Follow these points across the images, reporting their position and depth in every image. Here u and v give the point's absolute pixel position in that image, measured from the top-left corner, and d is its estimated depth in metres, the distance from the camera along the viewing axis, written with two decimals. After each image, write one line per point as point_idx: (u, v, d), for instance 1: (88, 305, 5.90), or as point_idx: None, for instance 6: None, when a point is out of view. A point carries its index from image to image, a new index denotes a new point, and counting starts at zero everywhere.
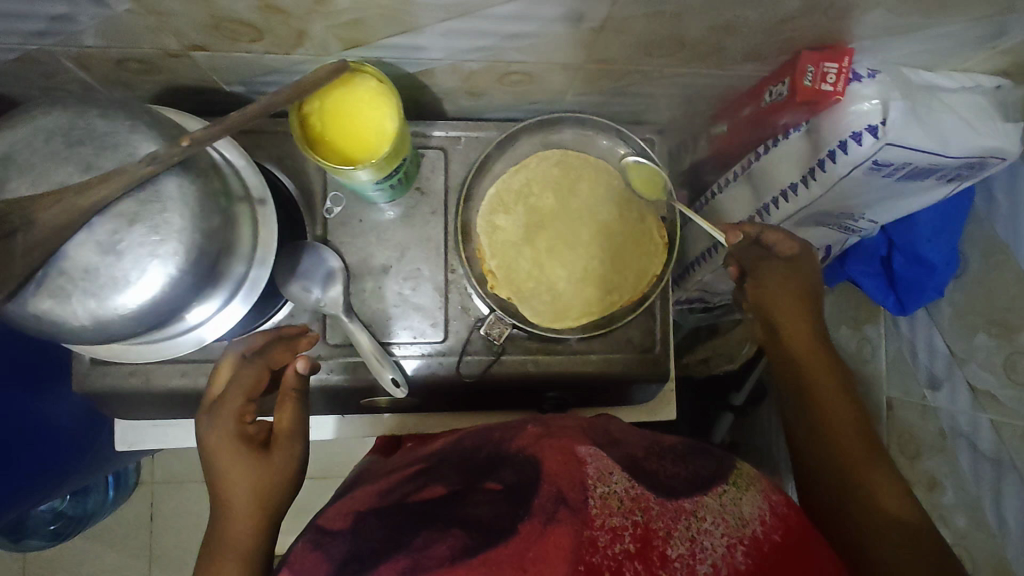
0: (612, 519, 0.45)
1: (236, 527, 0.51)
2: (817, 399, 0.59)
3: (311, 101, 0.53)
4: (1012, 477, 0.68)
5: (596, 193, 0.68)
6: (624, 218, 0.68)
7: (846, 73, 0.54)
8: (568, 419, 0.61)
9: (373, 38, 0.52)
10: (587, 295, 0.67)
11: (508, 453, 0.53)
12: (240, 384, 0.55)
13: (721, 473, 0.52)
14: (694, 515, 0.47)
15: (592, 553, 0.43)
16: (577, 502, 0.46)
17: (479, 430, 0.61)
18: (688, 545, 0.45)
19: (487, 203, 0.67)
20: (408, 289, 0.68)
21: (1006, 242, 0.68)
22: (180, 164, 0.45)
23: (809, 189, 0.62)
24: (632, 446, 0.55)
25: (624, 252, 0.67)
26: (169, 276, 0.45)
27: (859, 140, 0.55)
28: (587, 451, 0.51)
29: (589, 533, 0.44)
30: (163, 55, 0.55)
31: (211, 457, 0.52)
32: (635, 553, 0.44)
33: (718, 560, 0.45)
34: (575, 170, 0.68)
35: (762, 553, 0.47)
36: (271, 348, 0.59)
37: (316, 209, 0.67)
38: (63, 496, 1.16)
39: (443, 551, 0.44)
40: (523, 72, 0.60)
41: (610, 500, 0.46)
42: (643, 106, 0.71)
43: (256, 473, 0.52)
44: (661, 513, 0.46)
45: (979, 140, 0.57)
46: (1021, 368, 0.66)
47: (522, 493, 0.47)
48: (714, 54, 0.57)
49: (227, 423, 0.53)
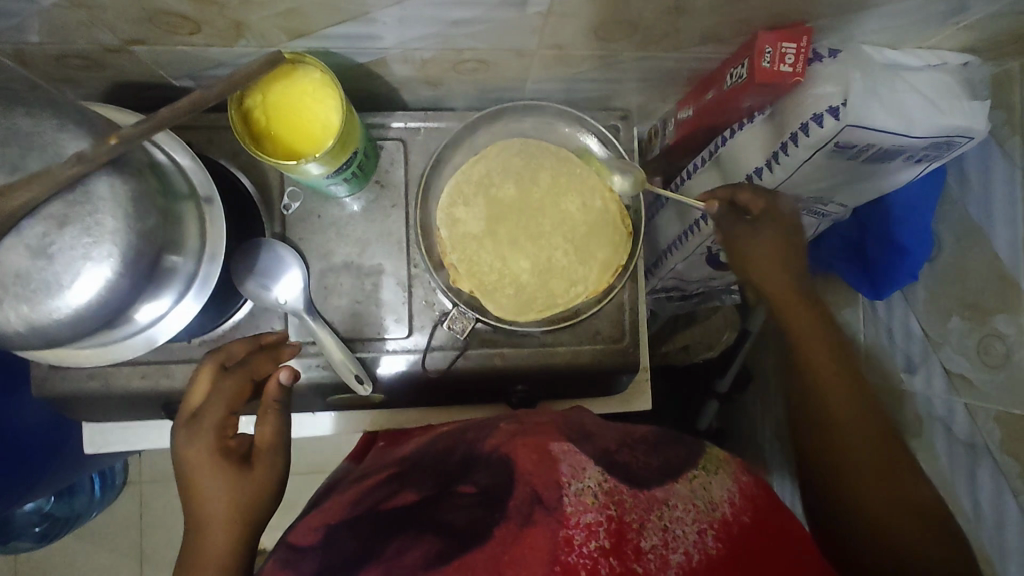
0: (588, 516, 0.44)
1: (213, 546, 0.48)
2: (826, 390, 0.55)
3: (254, 95, 0.52)
4: (985, 462, 0.66)
5: (558, 182, 0.67)
6: (587, 207, 0.67)
7: (805, 53, 0.53)
8: (541, 415, 0.59)
9: (314, 28, 0.50)
10: (552, 286, 0.66)
11: (481, 453, 0.52)
12: (223, 393, 0.53)
13: (691, 460, 0.51)
14: (666, 504, 0.46)
15: (568, 553, 0.43)
16: (552, 501, 0.45)
17: (454, 428, 0.60)
18: (661, 535, 0.45)
19: (446, 195, 0.66)
20: (370, 285, 0.66)
21: (979, 224, 0.66)
22: (111, 163, 0.44)
23: (774, 173, 0.61)
24: (604, 438, 0.53)
25: (588, 242, 0.66)
26: (108, 279, 0.43)
27: (820, 122, 0.54)
28: (560, 447, 0.49)
29: (565, 532, 0.43)
30: (103, 51, 0.54)
31: (187, 471, 0.50)
32: (611, 549, 0.43)
33: (691, 547, 0.45)
34: (536, 159, 0.67)
35: (734, 537, 0.46)
36: (253, 358, 0.58)
37: (273, 205, 0.66)
38: (48, 496, 1.15)
39: (414, 559, 0.43)
40: (477, 60, 0.59)
41: (585, 496, 0.45)
42: (606, 91, 0.69)
43: (234, 488, 0.50)
44: (635, 505, 0.45)
45: (944, 119, 0.56)
46: (994, 350, 0.64)
47: (497, 500, 0.46)
48: (671, 36, 0.56)
49: (208, 434, 0.51)
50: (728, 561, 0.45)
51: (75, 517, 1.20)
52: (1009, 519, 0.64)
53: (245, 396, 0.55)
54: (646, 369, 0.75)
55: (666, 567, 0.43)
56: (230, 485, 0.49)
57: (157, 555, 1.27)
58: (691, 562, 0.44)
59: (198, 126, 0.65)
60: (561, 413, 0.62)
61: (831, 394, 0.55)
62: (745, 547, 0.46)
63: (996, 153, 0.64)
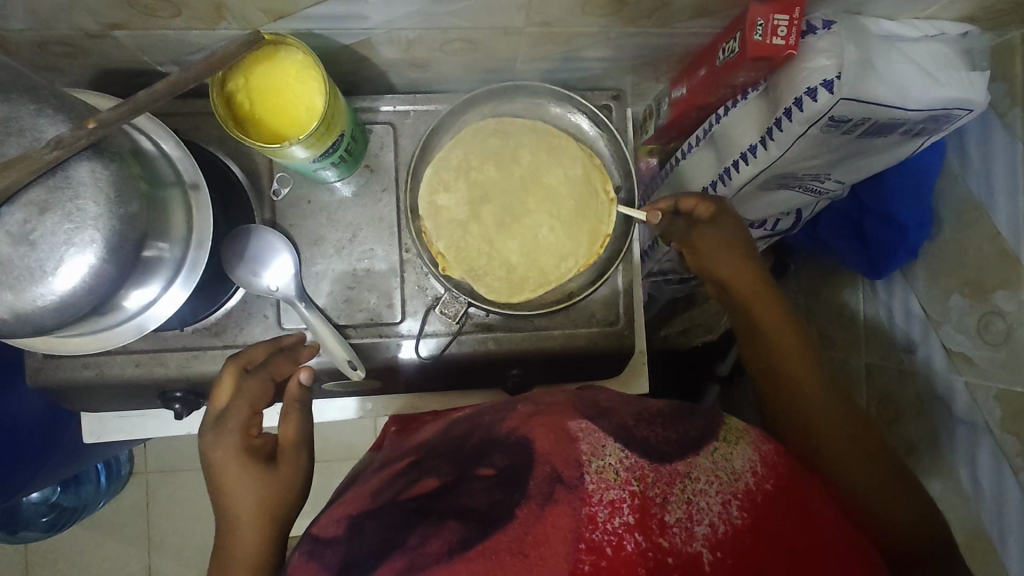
0: (610, 492, 0.43)
1: (245, 538, 0.52)
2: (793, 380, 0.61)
3: (235, 78, 0.51)
4: (984, 441, 0.65)
5: (542, 158, 0.66)
6: (572, 180, 0.66)
7: (798, 25, 0.52)
8: (557, 394, 0.59)
9: (294, 8, 0.50)
10: (542, 264, 0.65)
11: (497, 437, 0.50)
12: (245, 397, 0.55)
13: (711, 431, 0.50)
14: (688, 477, 0.45)
15: (592, 530, 0.41)
16: (572, 480, 0.43)
17: (469, 414, 0.59)
18: (685, 507, 0.43)
19: (426, 184, 0.65)
20: (362, 270, 0.66)
21: (979, 199, 0.65)
22: (91, 148, 0.43)
23: (768, 150, 0.59)
24: (620, 414, 0.52)
25: (574, 214, 0.66)
26: (91, 264, 0.43)
27: (814, 96, 0.53)
28: (578, 426, 0.48)
29: (588, 510, 0.42)
30: (84, 36, 0.53)
31: (217, 475, 0.52)
32: (635, 524, 0.41)
33: (715, 519, 0.43)
34: (517, 136, 0.66)
35: (760, 505, 0.46)
36: (272, 360, 0.58)
37: (263, 192, 0.66)
38: (54, 487, 1.19)
39: (439, 547, 0.42)
40: (463, 39, 0.58)
41: (606, 474, 0.43)
42: (597, 71, 0.68)
43: (269, 487, 0.53)
44: (657, 479, 0.44)
45: (940, 91, 0.54)
46: (994, 327, 0.63)
47: (516, 480, 0.45)
48: (660, 10, 0.54)
49: (233, 437, 0.53)
50: (753, 532, 0.44)
51: (82, 507, 1.23)
52: (1009, 498, 0.63)
53: (267, 397, 0.57)
54: (643, 352, 0.75)
55: (692, 540, 0.42)
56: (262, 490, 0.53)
57: (165, 544, 1.28)
58: (717, 534, 0.43)
59: (185, 112, 0.64)
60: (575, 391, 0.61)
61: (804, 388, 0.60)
62: (768, 513, 0.46)
63: (997, 125, 0.62)
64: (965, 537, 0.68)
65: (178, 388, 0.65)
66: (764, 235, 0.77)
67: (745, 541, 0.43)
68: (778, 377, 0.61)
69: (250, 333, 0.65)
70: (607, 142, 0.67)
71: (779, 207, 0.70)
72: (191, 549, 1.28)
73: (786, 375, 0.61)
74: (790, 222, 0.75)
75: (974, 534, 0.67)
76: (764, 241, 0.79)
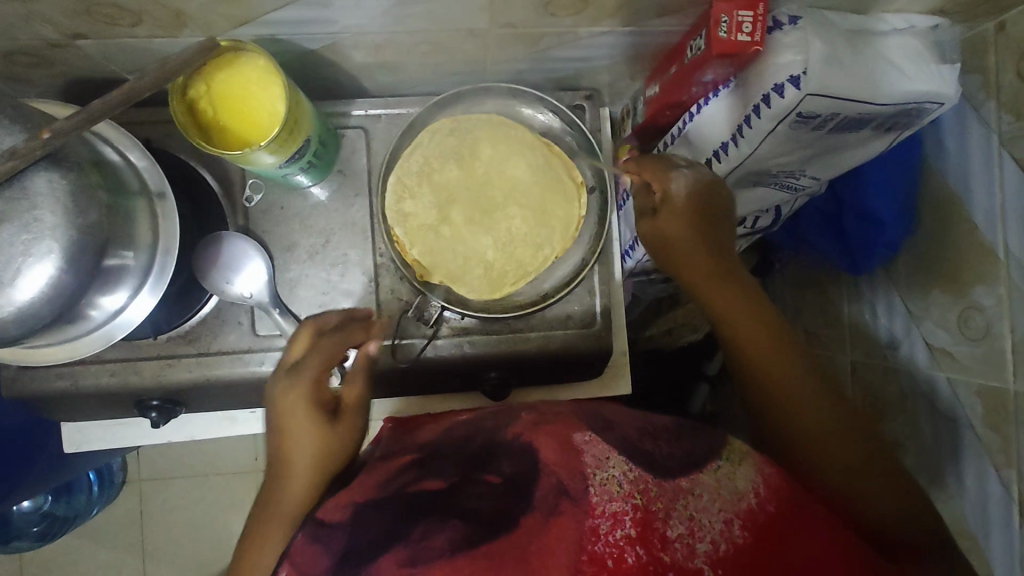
0: (612, 504, 0.44)
1: (294, 489, 0.52)
2: (771, 379, 0.58)
3: (198, 84, 0.51)
4: (967, 436, 0.65)
5: (512, 154, 0.66)
6: (543, 174, 0.66)
7: (762, 21, 0.52)
8: (556, 405, 0.60)
9: (254, 14, 0.49)
10: (518, 256, 0.65)
11: (504, 442, 0.51)
12: (321, 353, 0.54)
13: (717, 450, 0.50)
14: (691, 493, 0.46)
15: (594, 542, 0.43)
16: (578, 492, 0.45)
17: (471, 419, 0.59)
18: (687, 523, 0.44)
19: (392, 191, 0.64)
20: (336, 276, 0.66)
21: (956, 192, 0.64)
22: (47, 158, 0.43)
23: (739, 147, 0.58)
24: (624, 427, 0.53)
25: (545, 206, 0.66)
26: (51, 274, 0.43)
27: (781, 92, 0.52)
28: (583, 438, 0.49)
29: (591, 522, 0.43)
30: (49, 47, 0.53)
31: (283, 420, 0.52)
32: (636, 537, 0.43)
33: (716, 536, 0.44)
34: (485, 133, 0.66)
35: (765, 526, 0.46)
36: (352, 326, 0.57)
37: (235, 199, 0.65)
38: (45, 496, 1.20)
39: (442, 542, 0.42)
40: (431, 42, 0.58)
41: (610, 486, 0.45)
42: (570, 71, 0.68)
43: (327, 444, 0.53)
44: (660, 495, 0.45)
45: (909, 84, 0.54)
46: (974, 322, 0.62)
47: (522, 490, 0.45)
48: (626, 9, 0.54)
49: (301, 389, 0.53)
50: (756, 551, 0.45)
51: (74, 516, 1.24)
52: (991, 495, 0.62)
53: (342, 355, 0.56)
54: (624, 352, 0.74)
55: (693, 556, 0.43)
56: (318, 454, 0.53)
57: (159, 552, 1.28)
58: (716, 551, 0.44)
59: (157, 121, 0.64)
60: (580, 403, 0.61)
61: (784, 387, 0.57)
62: (773, 534, 0.45)
63: (970, 118, 0.61)
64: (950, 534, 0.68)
65: (154, 396, 0.65)
66: (744, 233, 0.76)
67: (746, 559, 0.44)
68: (751, 377, 0.59)
69: (224, 340, 0.64)
70: (579, 143, 0.68)
71: (757, 205, 0.69)
72: (185, 557, 1.28)
73: (762, 374, 0.58)
74: (770, 220, 0.74)
75: (958, 532, 0.66)
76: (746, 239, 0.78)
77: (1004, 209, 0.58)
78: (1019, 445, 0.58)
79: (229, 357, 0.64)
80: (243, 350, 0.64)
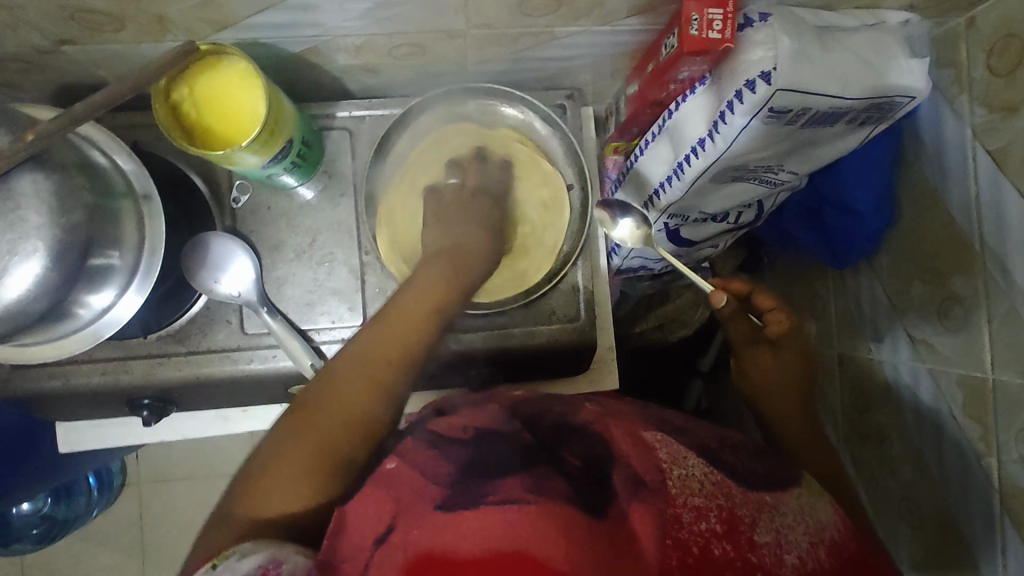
0: (696, 499, 0.46)
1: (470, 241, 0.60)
2: (776, 414, 0.72)
3: (180, 88, 0.53)
4: (949, 427, 0.65)
5: (499, 151, 0.69)
6: (524, 167, 0.70)
7: (732, 18, 0.53)
8: (620, 403, 0.63)
9: (235, 19, 0.51)
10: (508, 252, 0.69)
11: (578, 427, 0.53)
12: (487, 173, 0.67)
13: (795, 478, 0.53)
14: (776, 509, 0.48)
15: (678, 529, 0.44)
16: (655, 483, 0.46)
17: (527, 396, 0.61)
18: (773, 534, 0.46)
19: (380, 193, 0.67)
20: (323, 274, 0.67)
21: (933, 185, 0.65)
22: (32, 160, 0.45)
23: (715, 144, 0.59)
24: (702, 434, 0.56)
25: (528, 203, 0.69)
26: (37, 273, 0.44)
27: (753, 88, 0.53)
28: (652, 436, 0.52)
29: (673, 511, 0.45)
30: (36, 53, 0.54)
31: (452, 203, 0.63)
32: (722, 533, 0.44)
33: (803, 553, 0.46)
34: (472, 138, 0.69)
35: (848, 560, 0.47)
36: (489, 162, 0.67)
37: (223, 200, 0.67)
38: (46, 498, 1.20)
39: (563, 487, 0.44)
40: (410, 43, 0.59)
41: (690, 482, 0.47)
42: (551, 70, 0.69)
43: (473, 211, 0.62)
44: (746, 502, 0.47)
45: (878, 79, 0.55)
46: (953, 314, 0.63)
47: (598, 474, 0.47)
48: (599, 9, 0.55)
49: (469, 191, 0.64)
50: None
51: (73, 519, 1.24)
52: (972, 481, 0.62)
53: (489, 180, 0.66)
54: (610, 349, 0.73)
55: (781, 565, 0.44)
56: (474, 249, 0.60)
57: (159, 553, 1.29)
58: (804, 566, 0.45)
59: (145, 124, 0.66)
60: (634, 405, 0.64)
61: (784, 408, 0.72)
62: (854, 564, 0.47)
63: (944, 111, 0.62)
64: (933, 525, 0.68)
65: (146, 394, 0.66)
66: (727, 227, 0.77)
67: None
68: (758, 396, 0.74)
69: (213, 339, 0.66)
70: (560, 140, 0.70)
71: (736, 200, 0.70)
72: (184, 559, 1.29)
73: (769, 400, 0.73)
74: (752, 215, 0.76)
75: (945, 523, 0.67)
76: (729, 233, 0.80)
77: (979, 200, 0.58)
78: (998, 434, 0.59)
79: (218, 356, 0.65)
80: (233, 348, 0.66)
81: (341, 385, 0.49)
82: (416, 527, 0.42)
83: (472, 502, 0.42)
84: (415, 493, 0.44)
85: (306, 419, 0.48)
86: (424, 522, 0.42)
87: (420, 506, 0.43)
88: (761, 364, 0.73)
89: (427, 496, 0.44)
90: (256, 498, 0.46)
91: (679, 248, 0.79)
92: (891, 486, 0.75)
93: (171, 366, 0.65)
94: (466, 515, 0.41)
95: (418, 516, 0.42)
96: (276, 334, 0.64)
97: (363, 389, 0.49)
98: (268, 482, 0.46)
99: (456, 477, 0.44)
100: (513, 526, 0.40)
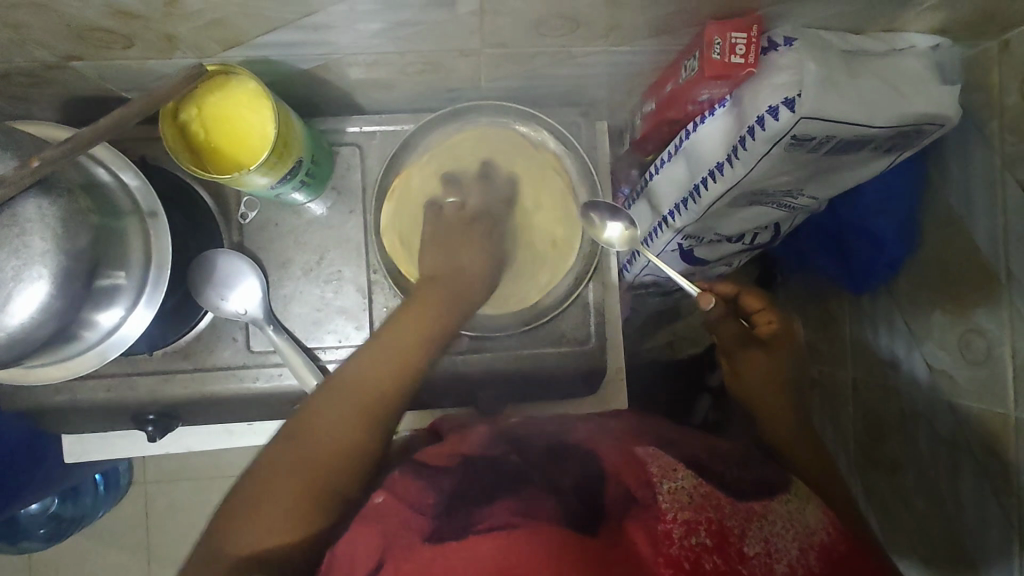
0: (684, 513, 0.44)
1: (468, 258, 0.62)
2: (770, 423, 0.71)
3: (188, 108, 0.53)
4: (966, 461, 0.63)
5: (508, 166, 0.68)
6: (543, 181, 0.68)
7: (755, 43, 0.51)
8: (614, 420, 0.62)
9: (246, 38, 0.50)
10: (520, 272, 0.68)
11: (572, 449, 0.53)
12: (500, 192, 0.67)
13: (785, 485, 0.52)
14: (765, 518, 0.46)
15: (670, 545, 0.42)
16: (646, 499, 0.45)
17: (529, 420, 0.62)
18: (763, 543, 0.44)
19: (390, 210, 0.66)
20: (330, 293, 0.66)
21: (957, 211, 0.63)
22: (37, 184, 0.43)
23: (734, 168, 0.57)
24: (694, 447, 0.56)
25: (535, 219, 0.68)
26: (46, 297, 0.43)
27: (775, 114, 0.51)
28: (645, 452, 0.51)
29: (663, 527, 0.43)
30: (45, 69, 0.54)
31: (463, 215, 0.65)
32: (713, 547, 0.42)
33: (793, 561, 0.44)
34: (485, 149, 0.68)
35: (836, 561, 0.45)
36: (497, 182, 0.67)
37: (232, 217, 0.66)
38: (53, 499, 1.19)
39: (553, 511, 0.42)
40: (424, 61, 0.58)
41: (679, 495, 0.45)
42: (566, 88, 0.68)
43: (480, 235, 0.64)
44: (734, 512, 0.46)
45: (905, 105, 0.53)
46: (975, 346, 0.61)
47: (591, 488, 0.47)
48: (618, 29, 0.54)
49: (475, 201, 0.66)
50: None
51: (80, 517, 1.24)
52: (988, 513, 0.61)
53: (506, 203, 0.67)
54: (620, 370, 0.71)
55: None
56: (473, 278, 0.62)
57: (164, 553, 1.29)
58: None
59: (154, 138, 0.65)
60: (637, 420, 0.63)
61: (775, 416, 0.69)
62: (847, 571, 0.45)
63: (973, 139, 0.60)
64: (947, 551, 0.67)
65: (151, 409, 0.65)
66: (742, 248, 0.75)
67: None
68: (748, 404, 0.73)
69: (219, 356, 0.65)
70: (573, 160, 0.68)
71: (752, 223, 0.68)
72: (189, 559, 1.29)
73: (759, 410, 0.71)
74: (769, 236, 0.74)
75: (952, 548, 0.66)
76: (744, 253, 0.78)
77: (1007, 232, 0.57)
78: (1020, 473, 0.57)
79: (223, 373, 0.65)
80: (240, 366, 0.65)
81: (322, 414, 0.49)
82: (405, 562, 0.40)
83: (462, 530, 0.40)
84: (402, 525, 0.42)
85: (282, 452, 0.47)
86: (415, 555, 0.40)
87: (408, 537, 0.41)
88: (751, 365, 0.72)
89: (414, 529, 0.42)
90: (230, 531, 0.43)
91: (691, 267, 0.77)
92: (901, 514, 0.73)
93: (176, 384, 0.64)
94: (455, 546, 0.39)
95: (407, 549, 0.40)
96: (281, 354, 0.63)
97: (344, 418, 0.49)
98: (254, 518, 0.44)
99: (445, 507, 0.43)
100: (508, 551, 0.39)
